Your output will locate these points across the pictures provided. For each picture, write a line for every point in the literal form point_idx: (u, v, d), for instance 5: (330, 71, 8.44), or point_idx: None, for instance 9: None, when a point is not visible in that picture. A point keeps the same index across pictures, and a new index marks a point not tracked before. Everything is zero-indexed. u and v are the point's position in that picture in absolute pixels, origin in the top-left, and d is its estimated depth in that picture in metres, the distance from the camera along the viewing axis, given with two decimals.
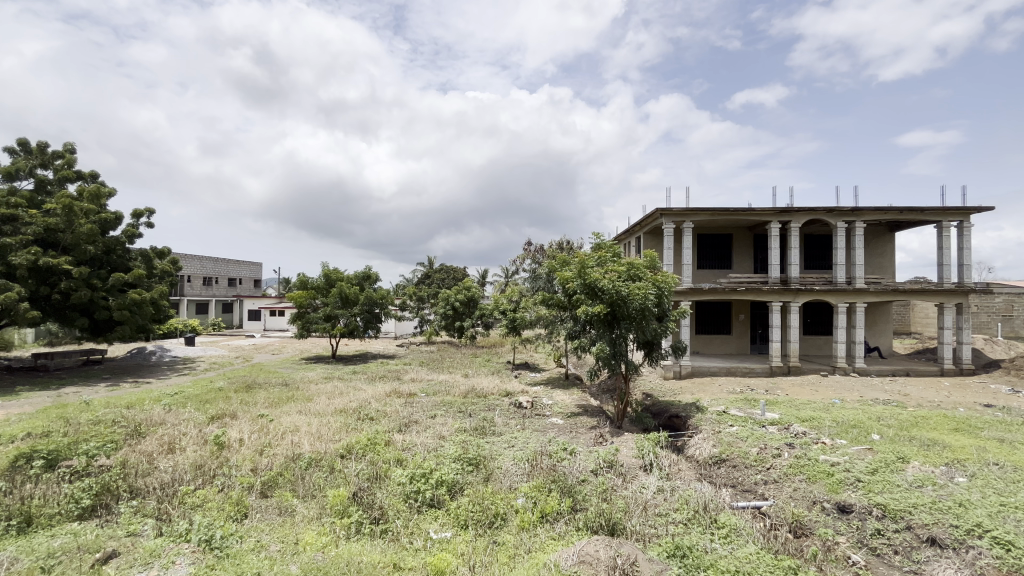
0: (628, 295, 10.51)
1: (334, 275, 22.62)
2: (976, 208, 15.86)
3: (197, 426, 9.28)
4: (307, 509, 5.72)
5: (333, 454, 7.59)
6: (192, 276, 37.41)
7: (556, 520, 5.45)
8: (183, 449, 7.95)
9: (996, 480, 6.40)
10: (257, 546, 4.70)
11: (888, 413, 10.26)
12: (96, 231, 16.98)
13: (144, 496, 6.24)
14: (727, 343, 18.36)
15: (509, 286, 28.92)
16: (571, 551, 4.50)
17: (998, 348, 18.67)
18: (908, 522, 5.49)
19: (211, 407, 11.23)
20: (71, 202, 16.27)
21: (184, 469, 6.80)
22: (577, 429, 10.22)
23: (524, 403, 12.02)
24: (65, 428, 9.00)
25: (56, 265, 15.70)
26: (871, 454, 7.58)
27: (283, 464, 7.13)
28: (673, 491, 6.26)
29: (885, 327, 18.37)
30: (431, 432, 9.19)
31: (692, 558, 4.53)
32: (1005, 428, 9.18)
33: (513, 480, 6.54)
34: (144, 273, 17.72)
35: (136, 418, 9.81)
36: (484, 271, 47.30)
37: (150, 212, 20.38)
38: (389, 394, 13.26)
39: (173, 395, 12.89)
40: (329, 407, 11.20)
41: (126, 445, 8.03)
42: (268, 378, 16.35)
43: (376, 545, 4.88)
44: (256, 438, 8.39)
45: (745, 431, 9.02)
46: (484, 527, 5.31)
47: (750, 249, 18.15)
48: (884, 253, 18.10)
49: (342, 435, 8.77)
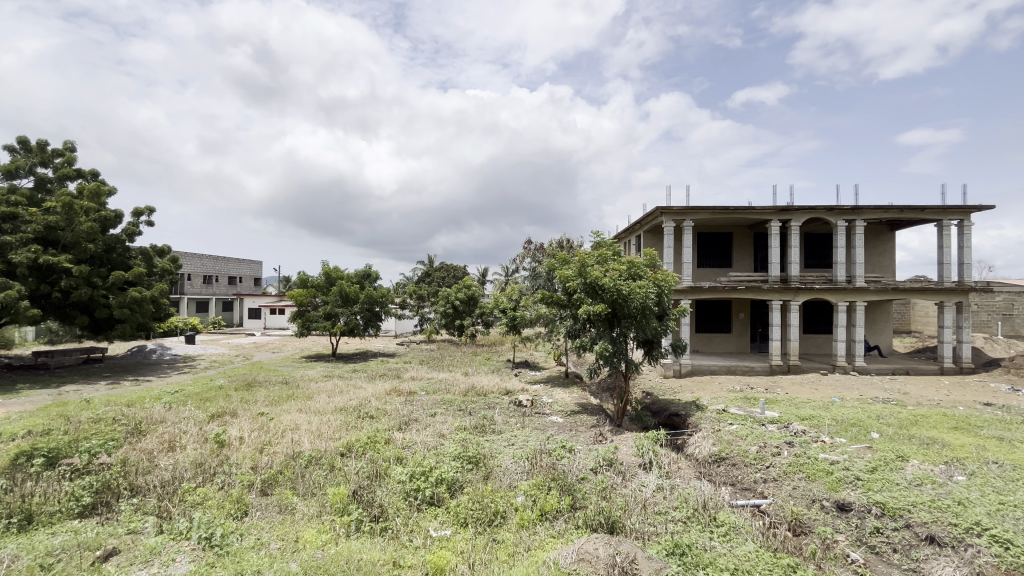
0: (629, 294, 10.51)
1: (334, 274, 22.63)
2: (976, 207, 15.84)
3: (197, 424, 9.30)
4: (307, 507, 5.73)
5: (333, 452, 7.61)
6: (192, 275, 37.45)
7: (555, 518, 5.46)
8: (184, 447, 7.97)
9: (995, 479, 6.40)
10: (258, 544, 4.72)
11: (888, 412, 10.26)
12: (96, 230, 16.96)
13: (145, 493, 6.25)
14: (726, 341, 18.37)
15: (509, 285, 28.93)
16: (570, 549, 4.51)
17: (998, 347, 18.67)
18: (907, 520, 5.50)
19: (211, 406, 11.24)
20: (71, 200, 16.26)
21: (184, 467, 6.82)
22: (576, 427, 10.24)
23: (524, 401, 12.05)
24: (66, 426, 9.02)
25: (57, 264, 15.72)
26: (871, 453, 7.59)
27: (283, 462, 7.14)
28: (673, 489, 6.27)
29: (885, 326, 18.37)
30: (431, 430, 9.19)
31: (691, 556, 4.54)
32: (1005, 426, 9.18)
33: (513, 478, 6.55)
34: (144, 271, 17.73)
35: (136, 416, 9.83)
36: (484, 270, 47.33)
37: (150, 211, 20.40)
38: (389, 392, 13.28)
39: (173, 394, 12.91)
40: (329, 406, 11.21)
41: (127, 443, 8.04)
42: (268, 376, 16.37)
43: (376, 543, 4.89)
44: (257, 436, 8.41)
45: (745, 430, 9.04)
46: (483, 525, 5.32)
47: (750, 248, 18.14)
48: (884, 252, 18.09)
49: (342, 433, 8.78)
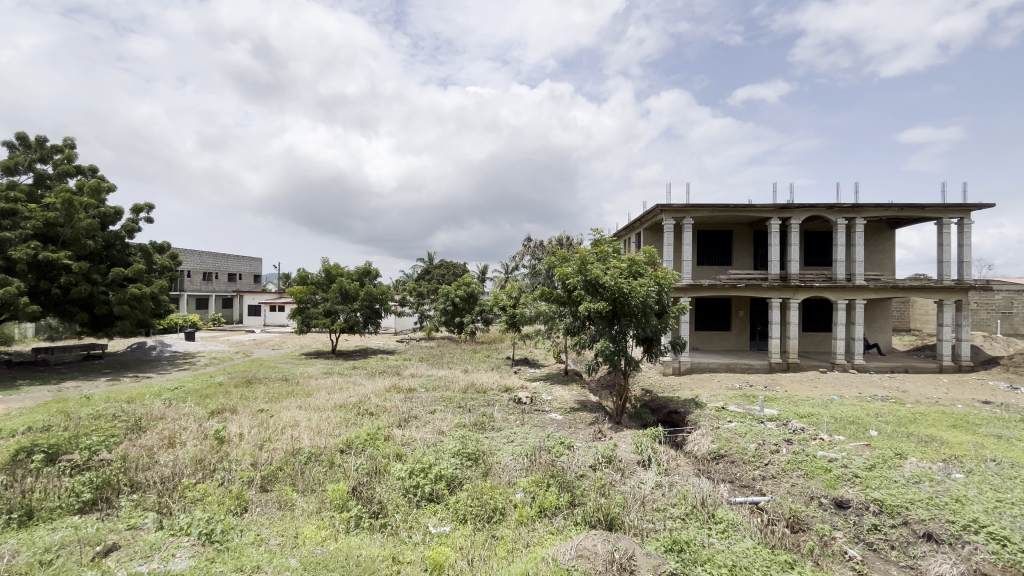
0: (630, 292, 10.50)
1: (334, 271, 22.63)
2: (976, 205, 15.81)
3: (197, 421, 9.30)
4: (306, 503, 5.75)
5: (333, 449, 7.62)
6: (192, 271, 37.44)
7: (554, 515, 5.48)
8: (183, 444, 7.98)
9: (993, 477, 6.42)
10: (257, 540, 4.73)
11: (887, 410, 10.28)
12: (96, 226, 16.95)
13: (145, 490, 6.26)
14: (726, 339, 18.39)
15: (509, 282, 28.92)
16: (569, 546, 4.52)
17: (997, 345, 18.69)
18: (905, 517, 5.52)
19: (211, 402, 11.27)
20: (70, 196, 16.23)
21: (184, 463, 6.83)
22: (576, 424, 10.26)
23: (524, 399, 12.07)
24: (65, 422, 9.03)
25: (56, 260, 15.71)
26: (869, 450, 7.60)
27: (283, 458, 7.16)
28: (671, 486, 6.29)
29: (885, 324, 18.37)
30: (431, 427, 9.20)
31: (690, 553, 4.56)
32: (1004, 424, 9.20)
33: (512, 475, 6.57)
34: (143, 267, 17.73)
35: (136, 412, 9.84)
36: (484, 268, 47.39)
37: (150, 207, 20.41)
38: (388, 389, 13.29)
39: (173, 390, 12.92)
40: (329, 402, 11.22)
41: (126, 439, 8.05)
42: (268, 373, 16.37)
43: (375, 539, 4.90)
44: (256, 433, 8.42)
45: (744, 427, 9.06)
46: (482, 522, 5.33)
47: (750, 245, 18.12)
48: (884, 250, 18.08)
49: (342, 430, 8.80)
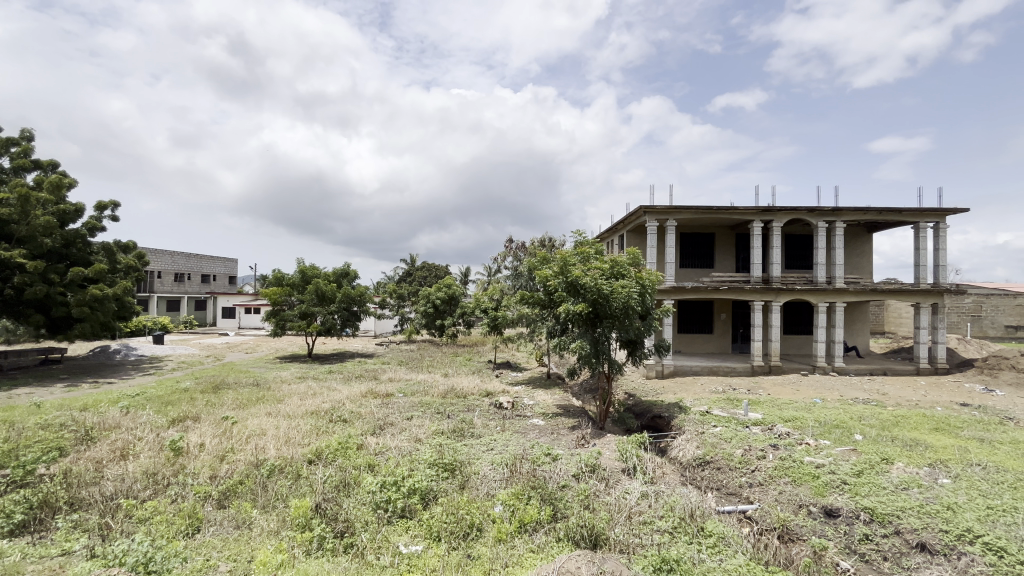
0: (610, 293, 10.21)
1: (311, 272, 21.84)
2: (950, 210, 16.16)
3: (154, 431, 8.64)
4: (266, 521, 5.27)
5: (300, 460, 7.12)
6: (162, 272, 36.00)
7: (535, 530, 5.13)
8: (137, 456, 7.37)
9: (981, 482, 6.32)
10: (205, 567, 4.26)
11: (870, 413, 10.25)
12: (54, 223, 15.95)
13: (87, 508, 5.70)
14: (708, 342, 18.38)
15: (491, 284, 28.59)
16: (549, 568, 4.14)
17: (970, 348, 19.13)
18: (897, 527, 5.33)
19: (172, 410, 10.57)
20: (25, 191, 15.28)
21: (134, 478, 6.29)
22: (558, 430, 9.94)
23: (505, 404, 11.70)
24: (6, 433, 8.27)
25: (10, 258, 14.75)
26: (856, 456, 7.47)
27: (244, 471, 6.66)
28: (658, 497, 5.98)
29: (863, 326, 18.61)
30: (407, 434, 8.78)
31: (681, 572, 4.24)
32: (984, 427, 9.24)
33: (491, 486, 6.19)
34: (105, 267, 16.77)
35: (87, 421, 9.11)
36: (466, 270, 47.00)
37: (115, 205, 19.49)
38: (365, 394, 12.74)
39: (133, 397, 12.14)
40: (300, 409, 10.66)
41: (74, 452, 7.40)
42: (238, 377, 15.69)
43: (338, 563, 4.43)
44: (218, 443, 7.85)
45: (729, 432, 8.86)
46: (458, 539, 4.94)
47: (732, 249, 18.16)
48: (862, 254, 18.37)
49: (311, 439, 8.28)
